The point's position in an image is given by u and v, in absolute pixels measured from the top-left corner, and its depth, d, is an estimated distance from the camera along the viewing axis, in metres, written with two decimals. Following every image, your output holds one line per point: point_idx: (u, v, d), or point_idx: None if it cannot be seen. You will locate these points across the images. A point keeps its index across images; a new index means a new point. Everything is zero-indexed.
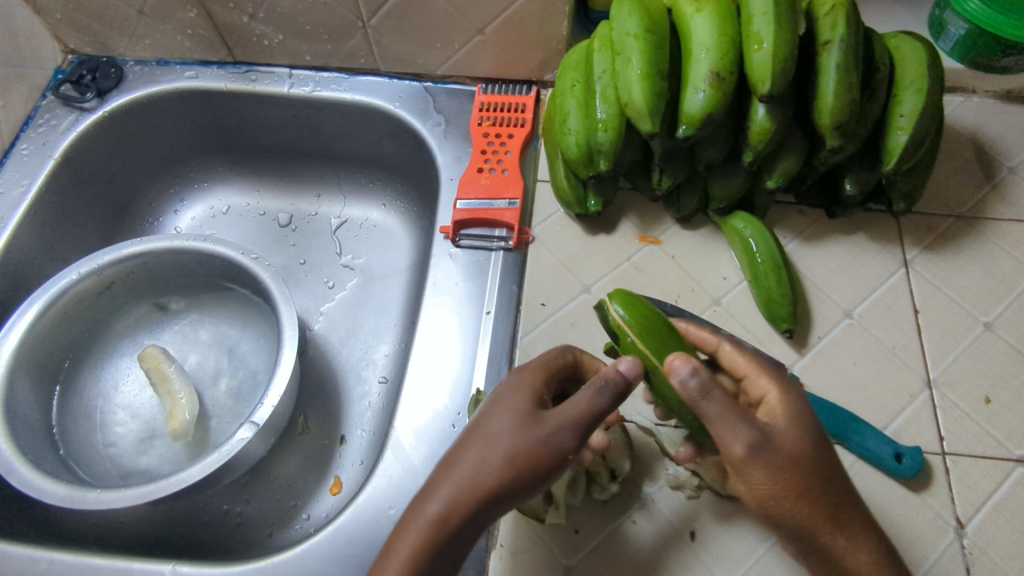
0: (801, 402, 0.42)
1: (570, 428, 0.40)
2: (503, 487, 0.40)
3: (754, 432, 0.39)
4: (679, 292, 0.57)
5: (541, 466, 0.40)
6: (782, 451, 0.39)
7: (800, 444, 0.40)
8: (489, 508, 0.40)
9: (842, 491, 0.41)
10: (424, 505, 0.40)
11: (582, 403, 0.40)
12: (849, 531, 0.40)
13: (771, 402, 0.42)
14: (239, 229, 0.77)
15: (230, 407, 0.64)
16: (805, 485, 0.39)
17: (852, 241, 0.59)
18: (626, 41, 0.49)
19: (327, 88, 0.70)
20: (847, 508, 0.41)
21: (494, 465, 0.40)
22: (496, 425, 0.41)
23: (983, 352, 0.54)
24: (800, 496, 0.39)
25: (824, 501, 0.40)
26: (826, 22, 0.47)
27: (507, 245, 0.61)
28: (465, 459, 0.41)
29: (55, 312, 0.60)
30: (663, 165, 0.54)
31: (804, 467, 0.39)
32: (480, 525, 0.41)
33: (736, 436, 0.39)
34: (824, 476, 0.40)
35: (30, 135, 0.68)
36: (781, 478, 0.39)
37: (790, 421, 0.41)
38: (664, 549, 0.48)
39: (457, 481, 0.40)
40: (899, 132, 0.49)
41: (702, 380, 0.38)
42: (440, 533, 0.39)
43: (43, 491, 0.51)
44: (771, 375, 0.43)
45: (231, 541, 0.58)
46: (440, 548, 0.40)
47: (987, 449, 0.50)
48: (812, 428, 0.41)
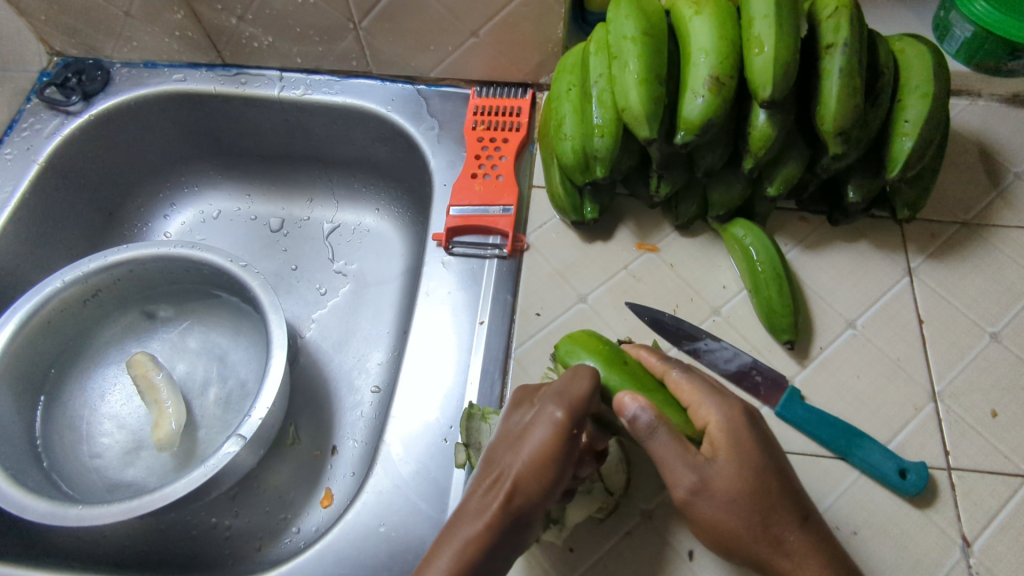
0: (743, 430, 0.41)
1: (557, 407, 0.40)
2: (525, 484, 0.39)
3: (694, 472, 0.39)
4: (678, 301, 0.56)
5: (551, 449, 0.39)
6: (720, 490, 0.40)
7: (739, 480, 0.40)
8: (518, 508, 0.39)
9: (790, 516, 0.41)
10: (454, 516, 0.39)
11: (572, 385, 0.40)
12: (798, 560, 0.40)
13: (712, 433, 0.41)
14: (230, 234, 0.75)
15: (219, 417, 0.63)
16: (742, 521, 0.40)
17: (854, 249, 0.58)
18: (623, 45, 0.48)
19: (319, 91, 0.69)
20: (793, 536, 0.40)
21: (511, 463, 0.39)
22: (511, 429, 0.42)
23: (990, 363, 0.52)
24: (739, 532, 0.40)
25: (765, 535, 0.40)
26: (829, 25, 0.46)
27: (502, 253, 0.59)
28: (485, 466, 0.41)
29: (38, 322, 0.58)
30: (662, 172, 0.52)
31: (742, 504, 0.40)
32: (517, 529, 0.39)
33: (676, 476, 0.40)
34: (766, 507, 0.40)
35: (14, 139, 0.67)
36: (722, 513, 0.40)
37: (730, 454, 0.40)
38: (661, 568, 0.46)
39: (481, 486, 0.40)
40: (904, 138, 0.48)
41: (647, 420, 0.39)
42: (474, 540, 0.38)
43: (23, 508, 0.49)
44: (713, 403, 0.42)
45: (219, 555, 0.57)
46: (478, 558, 0.38)
47: (994, 465, 0.48)
48: (754, 460, 0.41)
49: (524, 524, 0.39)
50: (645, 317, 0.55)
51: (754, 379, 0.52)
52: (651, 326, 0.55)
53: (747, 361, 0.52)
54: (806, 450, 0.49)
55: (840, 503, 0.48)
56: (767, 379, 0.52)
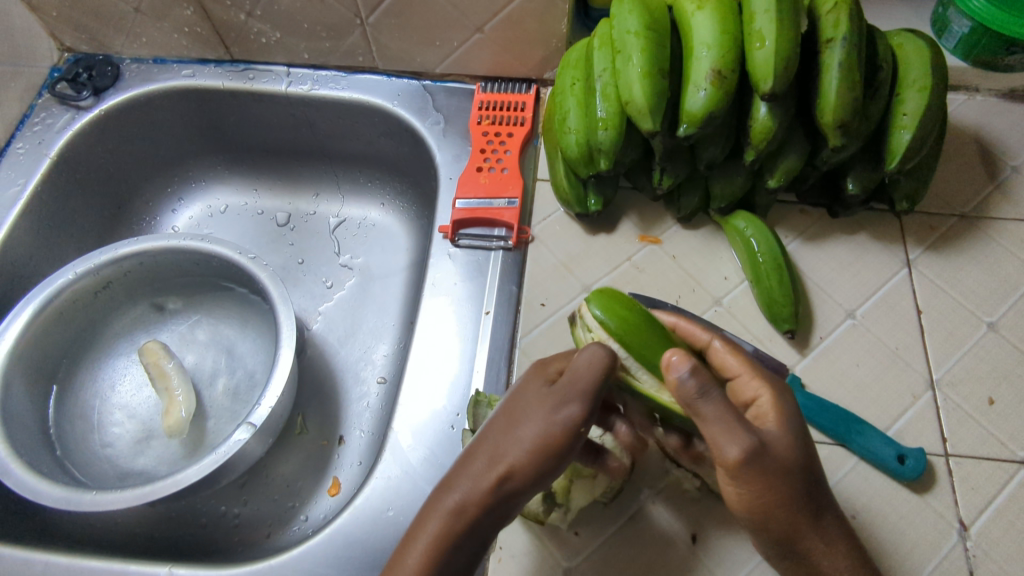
0: (792, 405, 0.42)
1: (573, 399, 0.40)
2: (521, 472, 0.39)
3: (753, 436, 0.38)
4: (680, 292, 0.57)
5: (553, 442, 0.40)
6: (777, 457, 0.39)
7: (792, 449, 0.39)
8: (510, 494, 0.39)
9: (825, 493, 0.41)
10: (446, 493, 0.40)
11: (591, 376, 0.40)
12: (827, 538, 0.40)
13: (762, 405, 0.41)
14: (237, 228, 0.76)
15: (228, 407, 0.64)
16: (794, 492, 0.39)
17: (854, 241, 0.58)
18: (627, 39, 0.49)
19: (325, 86, 0.70)
20: (828, 512, 0.41)
21: (511, 450, 0.40)
22: (516, 413, 0.41)
23: (987, 353, 0.53)
24: (787, 503, 0.39)
25: (808, 509, 0.40)
26: (829, 20, 0.46)
27: (507, 244, 0.60)
28: (484, 447, 0.41)
29: (50, 312, 0.59)
30: (664, 165, 0.53)
31: (795, 475, 0.39)
32: (503, 513, 0.40)
33: (735, 438, 0.38)
34: (811, 481, 0.40)
35: (26, 133, 0.68)
36: (776, 482, 0.38)
37: (781, 424, 0.40)
38: (665, 553, 0.47)
39: (478, 466, 0.40)
40: (902, 131, 0.49)
41: (702, 379, 0.38)
42: (464, 518, 0.39)
43: (38, 493, 0.50)
44: (763, 377, 0.43)
45: (228, 542, 0.58)
46: (464, 536, 0.39)
47: (990, 451, 0.49)
48: (803, 432, 0.41)
49: (512, 509, 0.40)
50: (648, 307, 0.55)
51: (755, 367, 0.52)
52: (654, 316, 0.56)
53: (750, 350, 0.52)
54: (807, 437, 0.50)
55: (839, 489, 0.49)
56: (769, 367, 0.52)
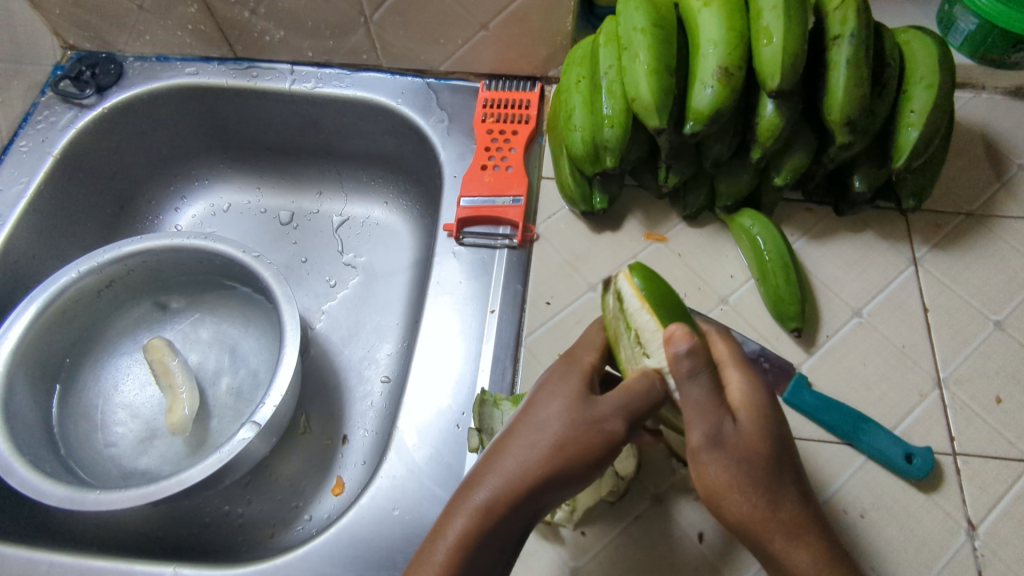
0: (766, 400, 0.40)
1: (618, 416, 0.39)
2: (553, 477, 0.39)
3: (715, 425, 0.38)
4: (686, 290, 0.57)
5: (588, 451, 0.39)
6: (736, 447, 0.38)
7: (757, 442, 0.38)
8: (538, 495, 0.39)
9: (793, 488, 0.39)
10: (472, 488, 0.40)
11: (638, 397, 0.39)
12: (791, 535, 0.39)
13: (732, 396, 0.40)
14: (240, 227, 0.76)
15: (231, 406, 0.64)
16: (751, 484, 0.38)
17: (860, 240, 0.58)
18: (633, 36, 0.49)
19: (329, 84, 0.69)
20: (793, 509, 0.39)
21: (541, 450, 0.39)
22: (545, 411, 0.41)
23: (994, 351, 0.53)
24: (745, 493, 0.38)
25: (770, 502, 0.38)
26: (836, 17, 0.46)
27: (512, 243, 0.60)
28: (514, 445, 0.40)
29: (54, 311, 0.59)
30: (670, 162, 0.53)
31: (754, 466, 0.38)
32: (530, 513, 0.40)
33: (698, 422, 0.38)
34: (773, 475, 0.38)
35: (29, 131, 0.68)
36: (733, 472, 0.38)
37: (752, 415, 0.39)
38: (672, 553, 0.47)
39: (506, 464, 0.40)
40: (910, 128, 0.48)
41: (696, 361, 0.37)
42: (491, 515, 0.39)
43: (42, 492, 0.50)
44: (740, 370, 0.41)
45: (232, 541, 0.58)
46: (491, 534, 0.39)
47: (998, 450, 0.49)
48: (773, 426, 0.39)
49: (538, 510, 0.40)
50: None
51: (761, 367, 0.52)
52: None
53: (754, 349, 0.52)
54: (814, 436, 0.50)
55: (847, 488, 0.48)
56: (775, 366, 0.52)
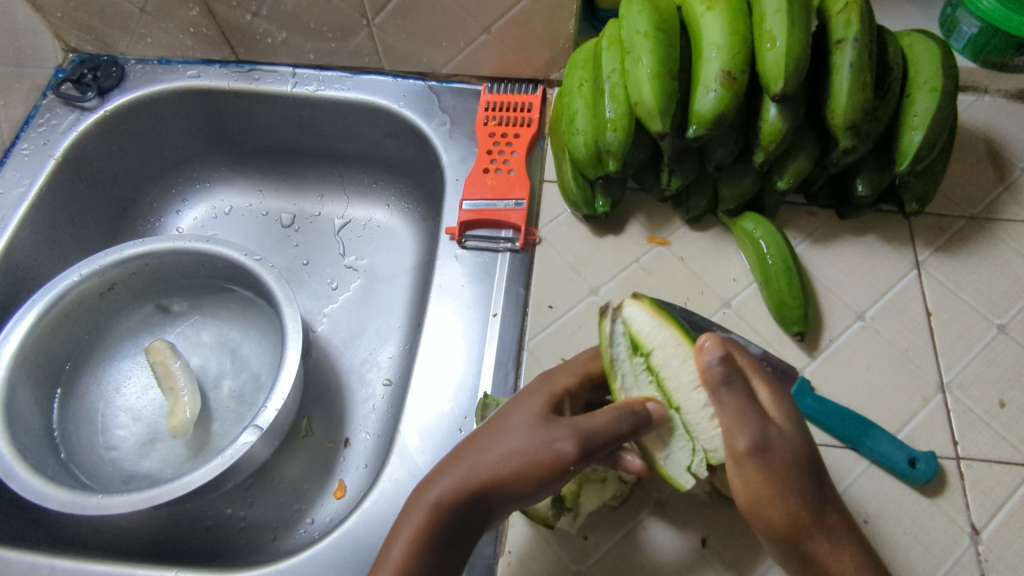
0: (796, 405, 0.42)
1: (574, 434, 0.39)
2: (505, 484, 0.39)
3: (761, 430, 0.39)
4: (689, 294, 0.57)
5: (541, 467, 0.39)
6: (783, 451, 0.39)
7: (800, 444, 0.40)
8: (488, 500, 0.39)
9: (830, 491, 0.41)
10: (429, 486, 0.40)
11: (601, 427, 0.39)
12: (835, 538, 0.40)
13: (767, 402, 0.41)
14: (241, 229, 0.76)
15: (233, 410, 0.64)
16: (796, 489, 0.39)
17: (862, 243, 0.58)
18: (636, 40, 0.49)
19: (331, 87, 0.69)
20: (833, 510, 0.41)
21: (495, 457, 0.40)
22: (508, 423, 0.42)
23: (998, 355, 0.53)
24: (793, 497, 0.39)
25: (811, 504, 0.40)
26: (839, 21, 0.46)
27: (514, 246, 0.60)
28: (472, 451, 0.41)
29: (55, 314, 0.59)
30: (673, 166, 0.53)
31: (798, 470, 0.39)
32: (479, 519, 0.40)
33: (744, 428, 0.39)
34: (816, 478, 0.40)
35: (30, 134, 0.67)
36: (779, 477, 0.39)
37: (787, 420, 0.40)
38: (675, 557, 0.47)
39: (461, 466, 0.40)
40: (913, 131, 0.48)
41: (730, 367, 0.39)
42: (440, 516, 0.39)
43: (43, 496, 0.50)
44: (768, 378, 0.42)
45: (234, 545, 0.58)
46: (438, 536, 0.39)
47: (1002, 454, 0.49)
48: (808, 430, 0.41)
49: (488, 518, 0.40)
50: None
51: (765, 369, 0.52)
52: None
53: (758, 353, 0.52)
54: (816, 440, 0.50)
55: (850, 492, 0.48)
56: (778, 369, 0.52)
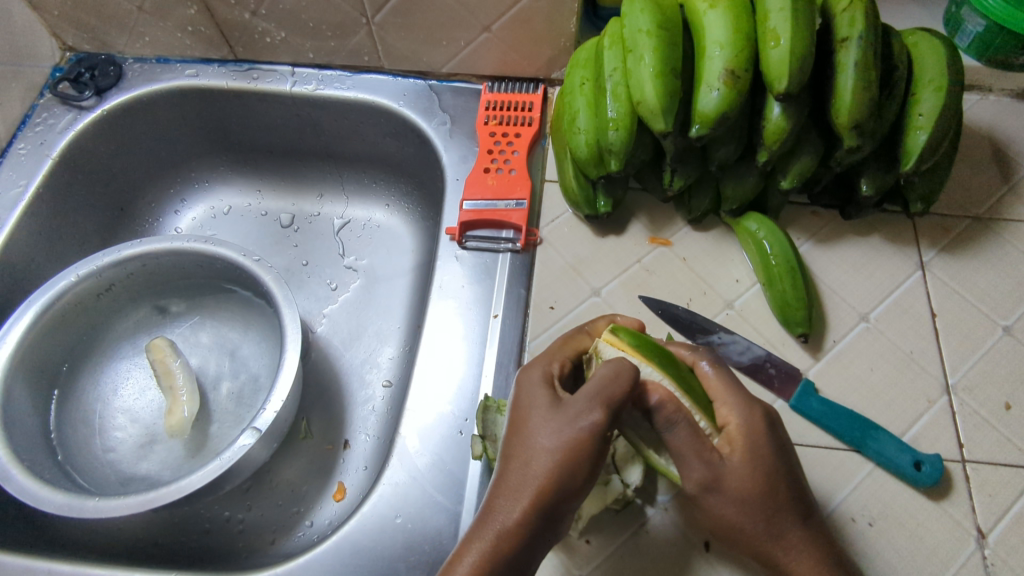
0: (762, 436, 0.41)
1: (592, 406, 0.39)
2: (554, 484, 0.38)
3: (704, 469, 0.39)
4: (692, 295, 0.56)
5: (582, 451, 0.38)
6: (729, 487, 0.40)
7: (751, 479, 0.40)
8: (550, 506, 0.39)
9: (796, 514, 0.41)
10: (488, 514, 0.39)
11: (615, 386, 0.38)
12: (795, 556, 0.40)
13: (731, 431, 0.41)
14: (241, 229, 0.75)
15: (232, 411, 0.63)
16: (750, 519, 0.40)
17: (867, 243, 0.58)
18: (638, 38, 0.48)
19: (330, 86, 0.69)
20: (796, 533, 0.40)
21: (537, 465, 0.39)
22: (530, 424, 0.41)
23: (1003, 357, 0.52)
24: (745, 527, 0.40)
25: (768, 530, 0.40)
26: (844, 19, 0.46)
27: (515, 246, 0.59)
28: (510, 464, 0.40)
29: (52, 315, 0.59)
30: (675, 166, 0.52)
31: (751, 502, 0.40)
32: (552, 523, 0.39)
33: (687, 470, 0.40)
34: (772, 507, 0.40)
35: (28, 134, 0.67)
36: (728, 510, 0.40)
37: (745, 455, 0.40)
38: (676, 561, 0.46)
39: (509, 485, 0.39)
40: (918, 131, 0.48)
41: (668, 413, 0.39)
42: (512, 535, 0.38)
43: (40, 499, 0.49)
44: (736, 405, 0.41)
45: (233, 548, 0.57)
46: (513, 554, 0.38)
47: (1008, 457, 0.48)
48: (768, 460, 0.40)
49: (556, 521, 0.39)
50: (660, 310, 0.55)
51: (768, 372, 0.52)
52: (665, 318, 0.55)
53: (760, 354, 0.52)
54: (820, 443, 0.50)
55: (855, 495, 0.48)
56: (781, 372, 0.52)
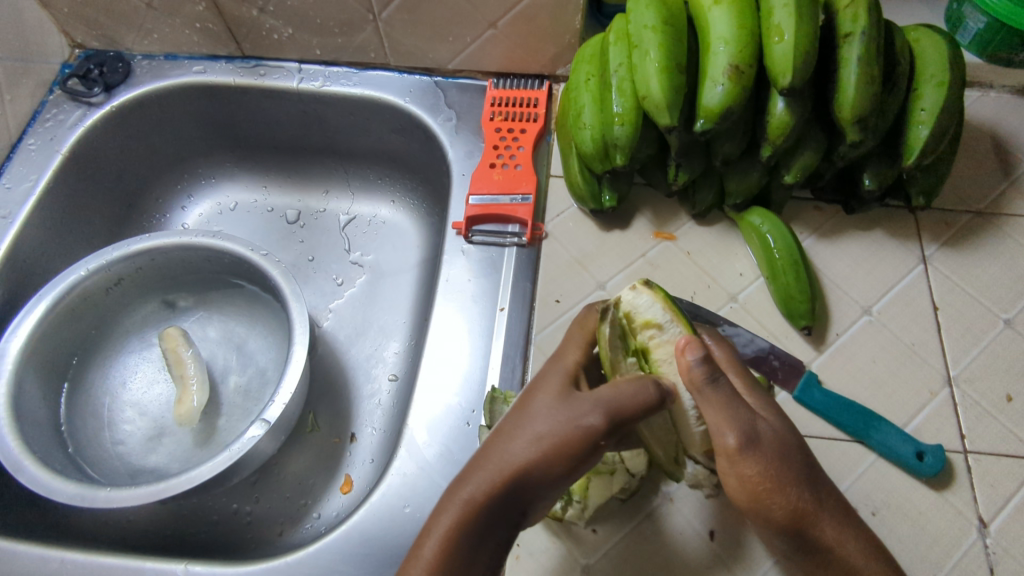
0: (767, 397, 0.44)
1: (598, 406, 0.39)
2: (537, 468, 0.39)
3: (749, 424, 0.40)
4: (696, 288, 0.57)
5: (570, 446, 0.39)
6: (770, 445, 0.40)
7: (785, 438, 0.41)
8: (525, 491, 0.39)
9: (822, 478, 0.42)
10: (460, 484, 0.39)
11: (628, 398, 0.40)
12: (832, 519, 0.41)
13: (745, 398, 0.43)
14: (247, 225, 0.76)
15: (240, 404, 0.64)
16: (793, 477, 0.40)
17: (868, 238, 0.58)
18: (644, 34, 0.49)
19: (337, 83, 0.69)
20: (827, 497, 0.42)
21: (526, 447, 0.39)
22: (531, 409, 0.41)
23: (1003, 349, 0.53)
24: (787, 487, 0.40)
25: (808, 492, 0.41)
26: (846, 14, 0.46)
27: (521, 241, 0.60)
28: (498, 441, 0.41)
29: (63, 308, 0.59)
30: (680, 161, 0.53)
31: (791, 460, 0.40)
32: (517, 511, 0.39)
33: (733, 425, 0.39)
34: (807, 467, 0.41)
35: (37, 129, 0.67)
36: (770, 470, 0.40)
37: (771, 414, 0.42)
38: (682, 550, 0.47)
39: (491, 460, 0.40)
40: (920, 126, 0.48)
41: (712, 367, 0.39)
42: (478, 507, 0.38)
43: (52, 490, 0.50)
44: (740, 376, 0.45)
45: (241, 540, 0.58)
46: (480, 527, 0.38)
47: (1009, 448, 0.49)
48: (789, 422, 0.43)
49: (530, 508, 0.40)
50: None
51: (772, 364, 0.52)
52: None
53: (763, 346, 0.53)
54: (824, 434, 0.50)
55: (857, 486, 0.48)
56: (785, 364, 0.52)
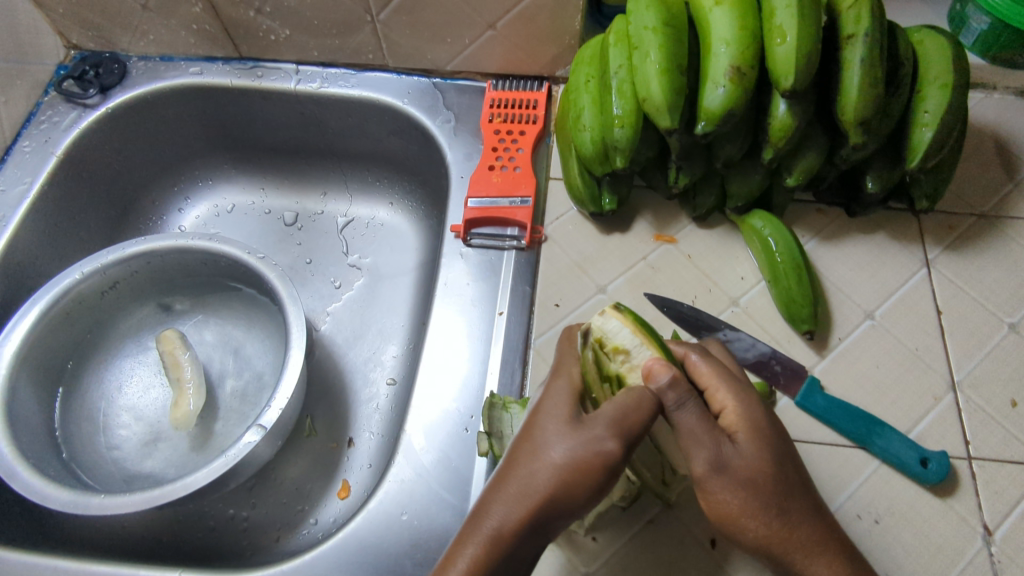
0: (760, 415, 0.41)
1: (613, 429, 0.38)
2: (559, 496, 0.38)
3: (715, 449, 0.39)
4: (697, 292, 0.56)
5: (592, 472, 0.38)
6: (739, 471, 0.39)
7: (760, 464, 0.39)
8: (547, 519, 0.39)
9: (802, 503, 0.41)
10: (482, 517, 0.39)
11: (632, 417, 0.39)
12: (805, 546, 0.40)
13: (728, 417, 0.41)
14: (245, 228, 0.75)
15: (237, 409, 0.63)
16: (762, 506, 0.39)
17: (871, 241, 0.58)
18: (644, 35, 0.48)
19: (335, 84, 0.69)
20: (804, 524, 0.40)
21: (546, 476, 0.38)
22: (547, 434, 0.40)
23: (1008, 353, 0.52)
24: (755, 515, 0.39)
25: (781, 519, 0.39)
26: (850, 15, 0.46)
27: (520, 244, 0.60)
28: (515, 470, 0.40)
29: (57, 312, 0.59)
30: (681, 163, 0.52)
31: (761, 487, 0.39)
32: (540, 538, 0.39)
33: (699, 451, 0.39)
34: (782, 494, 0.40)
35: (32, 131, 0.67)
36: (737, 496, 0.39)
37: (751, 436, 0.40)
38: (683, 558, 0.46)
39: (511, 490, 0.39)
40: (924, 128, 0.48)
41: (680, 392, 0.39)
42: (501, 540, 0.38)
43: (46, 497, 0.49)
44: (730, 390, 0.42)
45: (238, 546, 0.57)
46: (504, 560, 0.38)
47: (1014, 454, 0.48)
48: (773, 446, 0.40)
49: (551, 531, 0.39)
50: (666, 308, 0.55)
51: (773, 370, 0.52)
52: (672, 316, 0.55)
53: (765, 351, 0.52)
54: (827, 440, 0.50)
55: (861, 493, 0.48)
56: (787, 369, 0.52)
